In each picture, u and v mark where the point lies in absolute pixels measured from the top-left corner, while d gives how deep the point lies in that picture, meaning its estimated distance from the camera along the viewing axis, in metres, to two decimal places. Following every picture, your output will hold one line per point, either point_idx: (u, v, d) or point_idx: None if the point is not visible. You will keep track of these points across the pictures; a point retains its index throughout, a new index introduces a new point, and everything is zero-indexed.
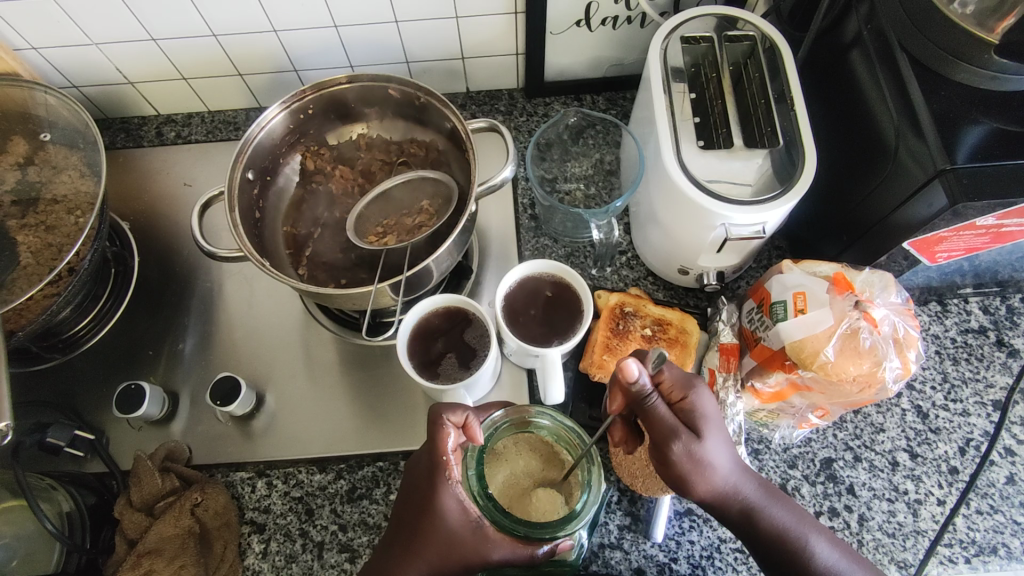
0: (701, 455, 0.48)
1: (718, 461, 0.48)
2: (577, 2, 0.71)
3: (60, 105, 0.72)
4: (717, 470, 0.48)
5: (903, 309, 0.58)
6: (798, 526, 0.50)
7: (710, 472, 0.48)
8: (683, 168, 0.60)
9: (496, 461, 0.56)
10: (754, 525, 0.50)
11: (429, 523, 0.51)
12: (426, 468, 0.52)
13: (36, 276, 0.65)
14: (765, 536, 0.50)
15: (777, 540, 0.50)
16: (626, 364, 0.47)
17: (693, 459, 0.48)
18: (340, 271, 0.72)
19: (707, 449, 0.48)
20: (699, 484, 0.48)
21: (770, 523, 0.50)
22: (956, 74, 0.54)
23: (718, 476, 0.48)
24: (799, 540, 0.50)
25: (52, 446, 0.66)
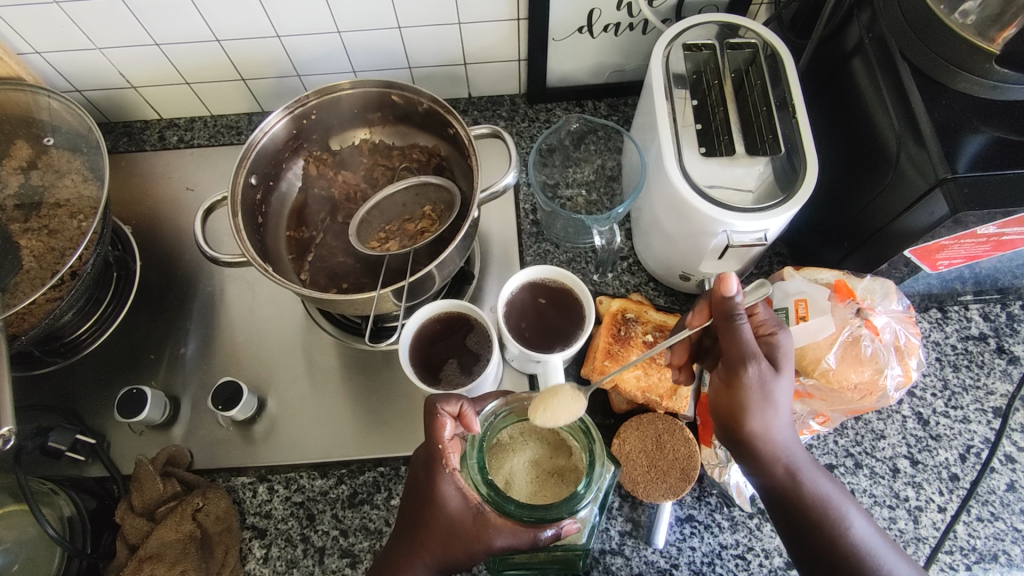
0: (771, 387, 0.49)
1: (782, 402, 0.50)
2: (579, 9, 0.72)
3: (64, 109, 0.72)
4: (779, 409, 0.49)
5: (903, 317, 0.58)
6: (835, 495, 0.50)
7: (774, 407, 0.49)
8: (684, 174, 0.60)
9: (503, 452, 0.54)
10: (793, 483, 0.49)
11: (430, 513, 0.51)
12: (425, 459, 0.53)
13: (39, 281, 0.65)
14: (802, 498, 0.49)
15: (813, 503, 0.49)
16: (732, 277, 0.50)
17: (763, 388, 0.49)
18: (341, 276, 0.72)
19: (779, 384, 0.50)
20: (760, 417, 0.49)
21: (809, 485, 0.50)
22: (957, 84, 0.54)
23: (777, 416, 0.49)
24: (834, 508, 0.49)
25: (53, 450, 0.66)
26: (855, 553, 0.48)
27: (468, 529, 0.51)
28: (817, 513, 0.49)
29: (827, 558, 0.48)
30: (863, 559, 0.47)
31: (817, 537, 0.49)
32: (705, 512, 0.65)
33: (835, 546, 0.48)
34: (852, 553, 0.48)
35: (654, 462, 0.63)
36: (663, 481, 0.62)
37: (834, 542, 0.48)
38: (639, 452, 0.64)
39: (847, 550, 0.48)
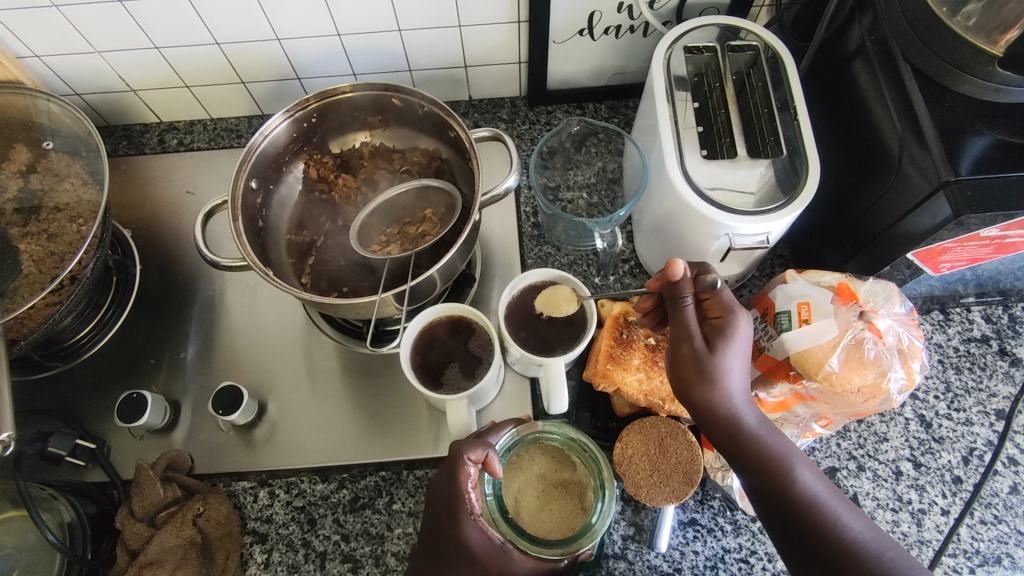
0: (713, 358, 0.50)
1: (726, 367, 0.50)
2: (581, 12, 0.72)
3: (63, 113, 0.72)
4: (722, 373, 0.50)
5: (906, 319, 0.58)
6: (786, 449, 0.49)
7: (715, 374, 0.49)
8: (686, 176, 0.60)
9: (514, 471, 0.60)
10: (741, 442, 0.49)
11: (455, 553, 0.53)
12: (444, 504, 0.55)
13: (38, 285, 0.65)
14: (748, 453, 0.49)
15: (762, 457, 0.48)
16: (674, 263, 0.52)
17: (701, 356, 0.50)
18: (342, 280, 0.72)
19: (722, 352, 0.50)
20: (701, 382, 0.50)
21: (757, 439, 0.49)
22: (959, 87, 0.54)
23: (719, 391, 0.49)
24: (782, 461, 0.48)
25: (53, 455, 0.66)
26: (806, 502, 0.46)
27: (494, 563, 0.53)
28: (766, 466, 0.48)
29: (777, 514, 0.47)
30: (813, 515, 0.46)
31: (768, 491, 0.48)
32: (708, 516, 0.65)
33: (784, 497, 0.47)
34: (801, 507, 0.46)
35: (658, 467, 0.62)
36: (665, 485, 0.62)
37: (782, 493, 0.47)
38: (642, 456, 0.63)
39: (797, 501, 0.47)
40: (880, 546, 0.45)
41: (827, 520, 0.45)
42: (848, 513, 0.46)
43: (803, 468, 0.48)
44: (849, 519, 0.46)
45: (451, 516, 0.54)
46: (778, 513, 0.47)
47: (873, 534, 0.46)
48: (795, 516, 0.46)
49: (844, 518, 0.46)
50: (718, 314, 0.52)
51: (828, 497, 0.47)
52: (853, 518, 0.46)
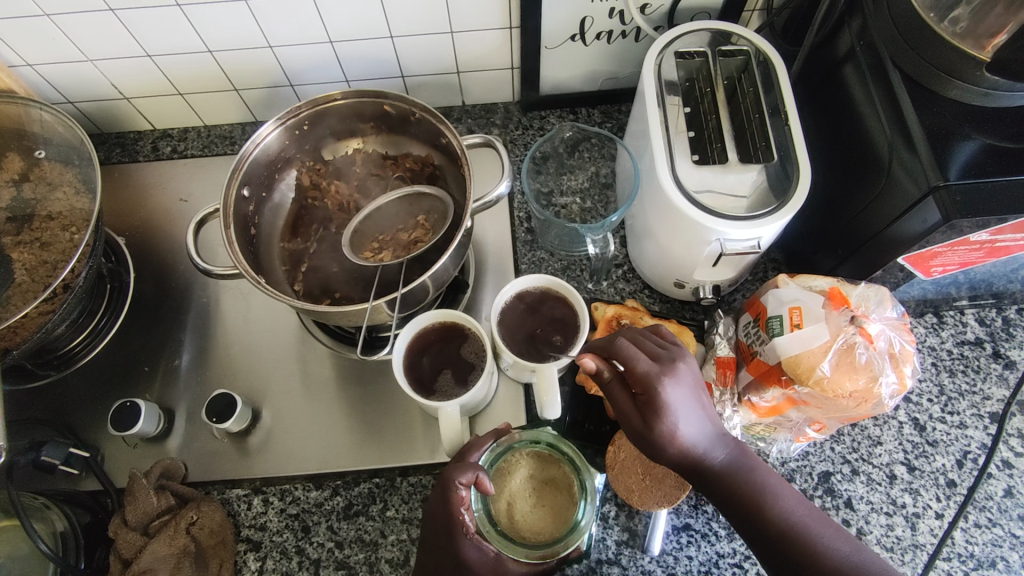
0: (656, 436, 0.49)
1: (673, 437, 0.49)
2: (572, 17, 0.72)
3: (55, 122, 0.72)
4: (674, 445, 0.49)
5: (898, 324, 0.58)
6: (760, 491, 0.48)
7: (665, 449, 0.49)
8: (677, 182, 0.60)
9: (502, 478, 0.61)
10: (716, 494, 0.49)
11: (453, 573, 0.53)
12: (439, 523, 0.55)
13: (31, 294, 0.65)
14: (725, 503, 0.49)
15: (736, 508, 0.48)
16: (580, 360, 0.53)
17: (647, 435, 0.50)
18: (335, 286, 0.72)
19: (662, 429, 0.49)
20: (658, 455, 0.50)
21: (727, 492, 0.48)
22: (947, 92, 0.54)
23: (671, 459, 0.50)
24: (755, 508, 0.47)
25: (46, 465, 0.65)
26: (788, 548, 0.46)
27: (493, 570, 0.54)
28: (743, 514, 0.48)
29: (764, 558, 0.47)
30: (798, 547, 0.46)
31: (752, 537, 0.48)
32: (702, 521, 0.65)
33: (766, 544, 0.47)
34: (782, 544, 0.46)
35: (651, 471, 0.63)
36: (658, 489, 0.62)
37: (765, 541, 0.47)
38: (636, 459, 0.63)
39: (780, 546, 0.46)
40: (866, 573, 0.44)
41: (810, 560, 0.45)
42: (833, 546, 0.45)
43: (780, 508, 0.47)
44: (833, 546, 0.46)
45: (446, 534, 0.54)
46: (767, 559, 0.47)
47: (862, 559, 0.45)
48: (782, 562, 0.46)
49: (829, 552, 0.45)
50: (645, 388, 0.50)
51: (810, 533, 0.46)
52: (837, 548, 0.45)
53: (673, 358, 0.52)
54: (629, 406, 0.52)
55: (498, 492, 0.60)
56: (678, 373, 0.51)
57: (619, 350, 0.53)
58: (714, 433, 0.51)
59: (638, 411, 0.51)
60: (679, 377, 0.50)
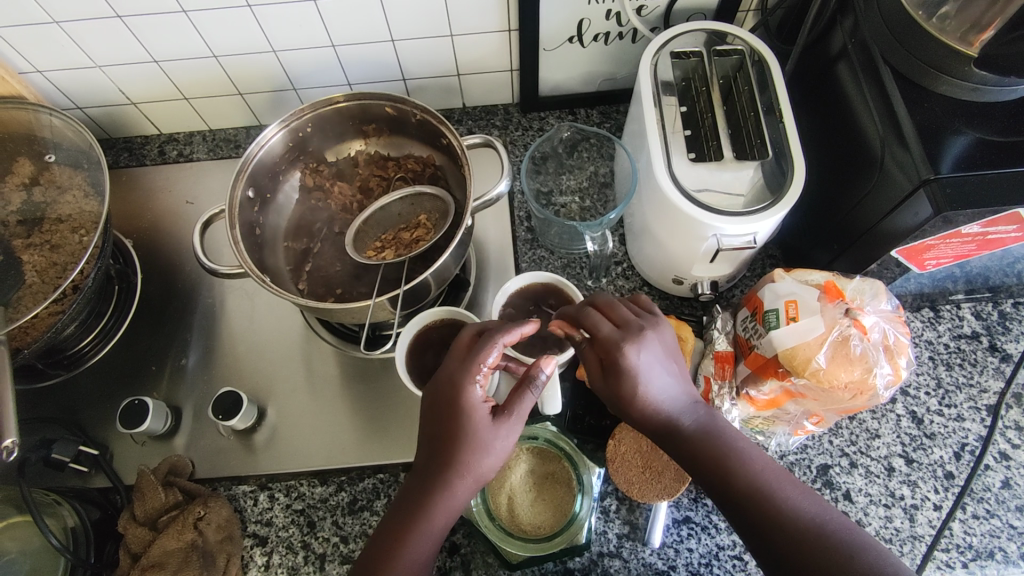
0: (621, 398, 0.50)
1: (637, 399, 0.50)
2: (569, 19, 0.73)
3: (65, 127, 0.73)
4: (638, 406, 0.50)
5: (892, 317, 0.59)
6: (727, 453, 0.49)
7: (631, 410, 0.51)
8: (673, 178, 0.61)
9: (503, 472, 0.62)
10: (682, 456, 0.50)
11: (456, 426, 0.50)
12: (460, 374, 0.51)
13: (41, 294, 0.66)
14: (693, 467, 0.50)
15: (702, 471, 0.49)
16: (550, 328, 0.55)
17: (613, 397, 0.51)
18: (339, 285, 0.73)
19: (624, 391, 0.50)
20: (627, 416, 0.51)
21: (693, 453, 0.49)
22: (937, 87, 0.56)
23: (639, 418, 0.51)
24: (719, 471, 0.48)
25: (56, 462, 0.67)
26: (752, 510, 0.46)
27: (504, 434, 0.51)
28: (709, 477, 0.48)
29: (733, 520, 0.48)
30: (762, 507, 0.46)
31: (718, 498, 0.49)
32: (702, 514, 0.66)
33: (735, 509, 0.47)
34: (747, 505, 0.47)
35: (650, 466, 0.64)
36: (658, 482, 0.63)
37: (730, 502, 0.47)
38: (635, 452, 0.65)
39: (743, 507, 0.47)
40: (830, 535, 0.44)
41: (772, 521, 0.45)
42: (799, 509, 0.46)
43: (745, 471, 0.48)
44: (798, 508, 0.46)
45: (465, 385, 0.50)
46: (732, 519, 0.48)
47: (827, 522, 0.45)
48: (745, 521, 0.47)
49: (793, 513, 0.45)
50: (607, 353, 0.51)
51: (775, 494, 0.46)
52: (803, 509, 0.46)
53: (640, 323, 0.52)
54: (596, 368, 0.53)
55: (498, 486, 0.62)
56: (643, 337, 0.51)
57: (585, 316, 0.54)
58: (682, 398, 0.52)
59: (603, 375, 0.52)
60: (643, 341, 0.51)
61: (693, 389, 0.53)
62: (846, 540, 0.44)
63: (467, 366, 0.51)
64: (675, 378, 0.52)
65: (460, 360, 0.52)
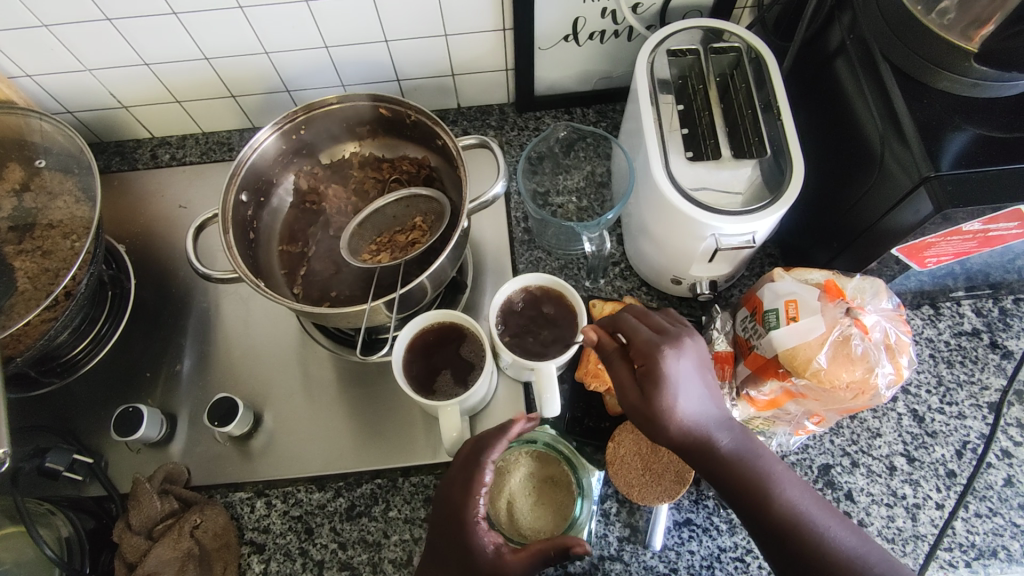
0: (656, 410, 0.48)
1: (674, 412, 0.48)
2: (565, 18, 0.72)
3: (56, 131, 0.72)
4: (675, 421, 0.48)
5: (894, 315, 0.58)
6: (765, 477, 0.47)
7: (664, 421, 0.48)
8: (671, 178, 0.60)
9: (503, 476, 0.61)
10: (716, 477, 0.48)
11: (456, 551, 0.50)
12: (459, 494, 0.52)
13: (33, 301, 0.65)
14: (727, 485, 0.48)
15: (739, 490, 0.47)
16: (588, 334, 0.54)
17: (646, 411, 0.49)
18: (335, 289, 0.72)
19: (662, 402, 0.48)
20: (659, 433, 0.49)
21: (730, 471, 0.48)
22: (937, 83, 0.55)
23: (672, 429, 0.48)
24: (758, 491, 0.47)
25: (50, 471, 0.66)
26: (791, 535, 0.45)
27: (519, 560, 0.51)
28: (745, 497, 0.47)
29: (767, 544, 0.46)
30: (803, 534, 0.45)
31: (754, 524, 0.47)
32: (703, 516, 0.65)
33: (771, 532, 0.46)
34: (786, 529, 0.45)
35: (650, 468, 0.63)
36: (658, 484, 0.63)
37: (770, 529, 0.46)
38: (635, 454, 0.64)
39: (782, 536, 0.45)
40: (871, 567, 0.43)
41: (812, 547, 0.44)
42: (839, 539, 0.45)
43: (786, 497, 0.46)
44: (838, 538, 0.45)
45: (464, 510, 0.51)
46: (767, 548, 0.46)
47: (865, 552, 0.44)
48: (783, 550, 0.45)
49: (834, 543, 0.44)
50: (644, 360, 0.50)
51: (816, 522, 0.45)
52: (842, 539, 0.45)
53: (678, 333, 0.52)
54: (628, 377, 0.51)
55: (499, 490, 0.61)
56: (682, 347, 0.51)
57: (625, 321, 0.53)
58: (717, 415, 0.50)
59: (637, 385, 0.50)
60: (684, 350, 0.50)
61: (725, 406, 0.51)
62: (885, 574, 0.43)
63: (466, 488, 0.52)
64: (709, 393, 0.50)
65: (460, 477, 0.53)
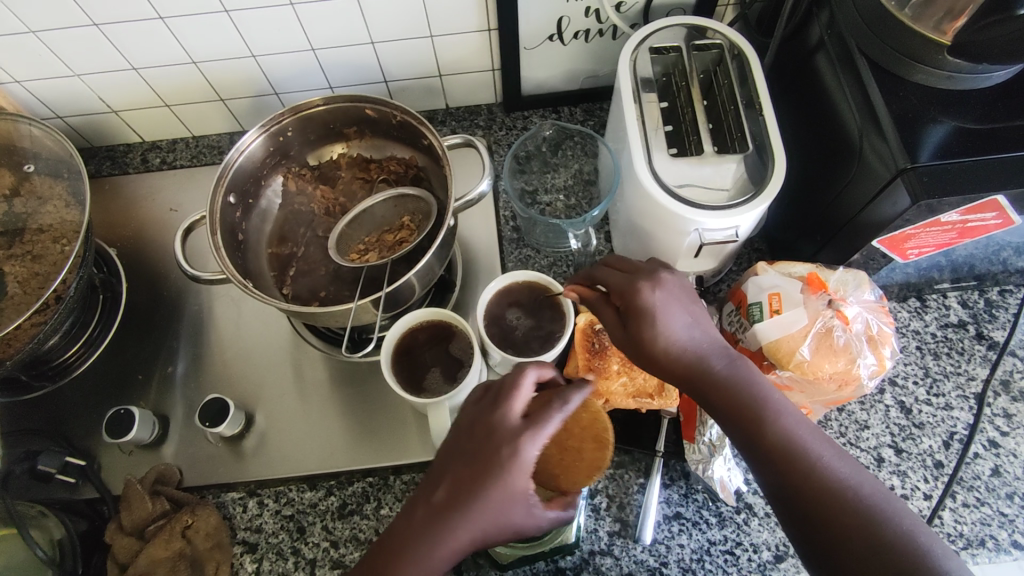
0: (640, 340, 0.49)
1: (658, 339, 0.49)
2: (549, 17, 0.73)
3: (44, 136, 0.73)
4: (659, 347, 0.49)
5: (876, 306, 0.59)
6: (761, 403, 0.46)
7: (651, 350, 0.49)
8: (654, 174, 0.61)
9: None
10: (713, 403, 0.48)
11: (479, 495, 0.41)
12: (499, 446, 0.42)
13: (24, 305, 0.66)
14: (722, 411, 0.47)
15: (733, 415, 0.46)
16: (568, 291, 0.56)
17: (633, 341, 0.50)
18: (324, 290, 0.73)
19: (644, 330, 0.49)
20: (649, 362, 0.50)
21: (723, 396, 0.47)
22: (912, 76, 0.56)
23: (663, 355, 0.49)
24: (752, 416, 0.45)
25: (42, 473, 0.67)
26: (782, 461, 0.44)
27: (451, 514, 0.41)
28: (740, 421, 0.46)
29: (759, 470, 0.45)
30: (796, 460, 0.43)
31: (748, 451, 0.46)
32: (693, 509, 0.65)
33: (765, 458, 0.44)
34: (778, 455, 0.44)
35: (557, 443, 0.52)
36: (580, 464, 0.50)
37: (762, 453, 0.45)
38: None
39: (773, 461, 0.44)
40: (864, 500, 0.41)
41: (806, 476, 0.43)
42: (834, 470, 0.43)
43: (781, 424, 0.45)
44: (833, 468, 0.43)
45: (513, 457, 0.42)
46: (760, 474, 0.45)
47: (862, 485, 0.42)
48: (775, 480, 0.44)
49: (827, 472, 0.43)
50: (623, 296, 0.51)
51: (810, 452, 0.44)
52: (837, 471, 0.43)
53: (656, 269, 0.53)
54: (612, 316, 0.52)
55: None
56: (660, 281, 0.51)
57: (599, 272, 0.55)
58: (707, 343, 0.49)
59: (621, 322, 0.51)
60: (664, 285, 0.51)
61: (719, 336, 0.51)
62: (881, 506, 0.41)
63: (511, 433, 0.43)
64: (698, 321, 0.51)
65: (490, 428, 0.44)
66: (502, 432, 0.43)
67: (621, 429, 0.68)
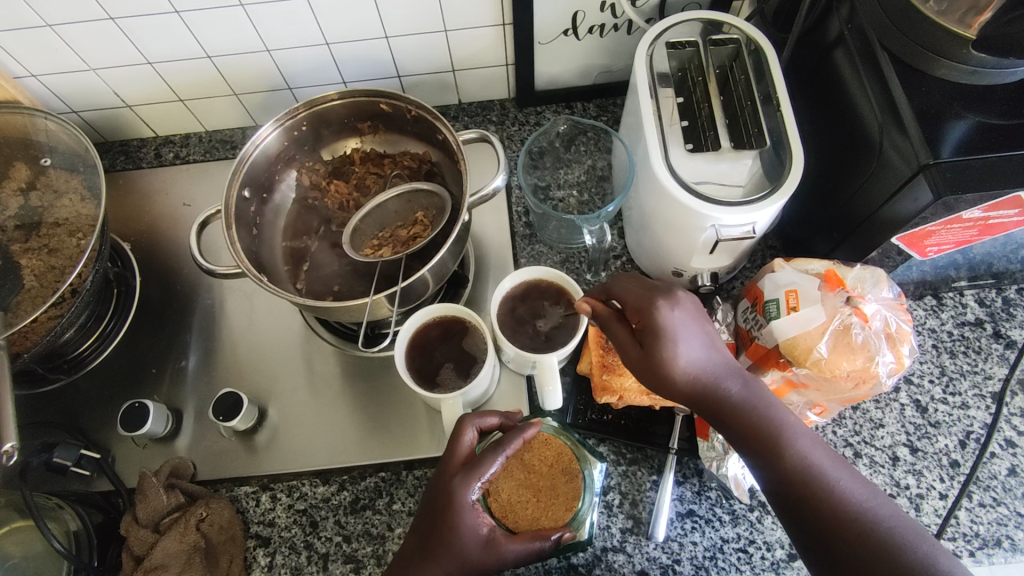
0: (658, 362, 0.49)
1: (676, 361, 0.49)
2: (563, 12, 0.73)
3: (60, 131, 0.73)
4: (676, 370, 0.48)
5: (894, 304, 0.58)
6: (775, 427, 0.47)
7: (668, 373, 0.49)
8: (671, 169, 0.60)
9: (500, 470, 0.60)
10: (727, 426, 0.48)
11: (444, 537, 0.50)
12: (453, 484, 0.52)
13: (40, 299, 0.66)
14: (736, 435, 0.48)
15: (748, 438, 0.47)
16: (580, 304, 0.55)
17: (648, 362, 0.50)
18: (338, 285, 0.73)
19: (664, 353, 0.49)
20: (663, 386, 0.49)
21: (738, 420, 0.47)
22: (935, 71, 0.55)
23: (681, 378, 0.48)
24: (767, 440, 0.46)
25: (58, 466, 0.66)
26: (799, 484, 0.45)
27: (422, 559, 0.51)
28: (755, 446, 0.47)
29: (776, 492, 0.46)
30: (813, 483, 0.44)
31: (765, 474, 0.46)
32: (706, 507, 0.65)
33: (781, 481, 0.45)
34: (794, 479, 0.45)
35: (533, 487, 0.59)
36: (557, 501, 0.59)
37: (778, 478, 0.45)
38: (510, 480, 0.60)
39: (790, 485, 0.45)
40: (880, 521, 0.42)
41: (823, 499, 0.44)
42: (849, 491, 0.44)
43: (796, 449, 0.46)
44: (848, 489, 0.44)
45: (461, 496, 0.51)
46: (776, 497, 0.46)
47: (876, 506, 0.43)
48: (792, 506, 0.45)
49: (843, 495, 0.44)
50: (642, 315, 0.51)
51: (827, 476, 0.45)
52: (852, 492, 0.44)
53: (672, 287, 0.52)
54: (627, 335, 0.52)
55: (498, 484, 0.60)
56: (677, 300, 0.51)
57: (617, 287, 0.54)
58: (721, 365, 0.50)
59: (638, 342, 0.51)
60: (681, 304, 0.51)
61: (731, 357, 0.51)
62: (897, 527, 0.42)
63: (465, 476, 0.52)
64: (713, 344, 0.51)
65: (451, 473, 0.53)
66: (448, 481, 0.52)
67: (634, 425, 0.68)
